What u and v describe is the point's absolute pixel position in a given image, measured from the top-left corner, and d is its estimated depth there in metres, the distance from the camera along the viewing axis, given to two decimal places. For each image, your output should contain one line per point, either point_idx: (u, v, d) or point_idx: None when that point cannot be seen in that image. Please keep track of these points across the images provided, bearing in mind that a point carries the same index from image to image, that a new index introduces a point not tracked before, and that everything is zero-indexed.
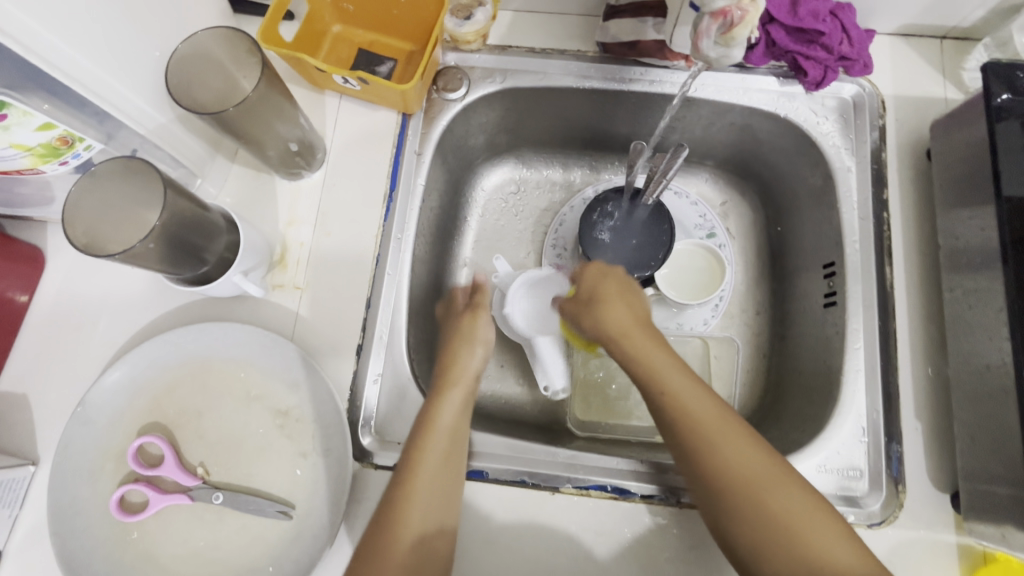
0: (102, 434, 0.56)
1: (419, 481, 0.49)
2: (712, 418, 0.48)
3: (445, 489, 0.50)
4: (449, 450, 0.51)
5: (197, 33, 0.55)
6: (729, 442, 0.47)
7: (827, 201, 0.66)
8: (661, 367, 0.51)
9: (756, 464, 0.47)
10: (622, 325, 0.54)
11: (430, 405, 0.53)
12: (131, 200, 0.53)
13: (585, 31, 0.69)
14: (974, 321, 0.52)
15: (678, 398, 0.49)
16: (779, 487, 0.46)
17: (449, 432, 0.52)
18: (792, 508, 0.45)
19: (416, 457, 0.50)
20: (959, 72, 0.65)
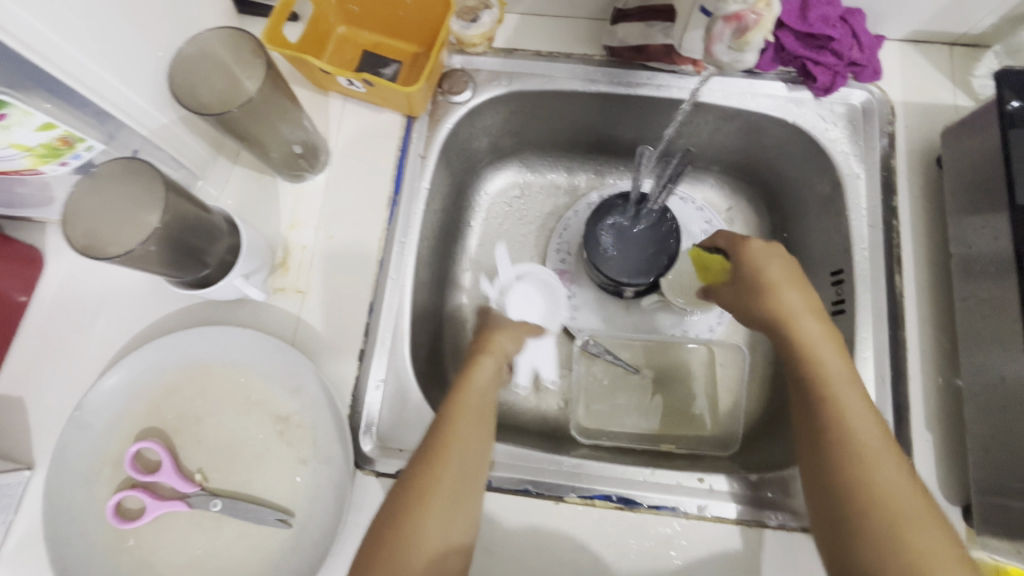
0: (99, 439, 0.55)
1: (446, 458, 0.48)
2: (864, 412, 0.47)
3: (470, 471, 0.49)
4: (476, 432, 0.50)
5: (201, 34, 0.54)
6: (873, 432, 0.46)
7: (835, 208, 0.65)
8: (824, 357, 0.50)
9: (892, 461, 0.45)
10: (795, 308, 0.52)
11: (458, 387, 0.53)
12: (131, 201, 0.53)
13: (591, 34, 0.69)
14: (987, 331, 0.51)
15: (823, 372, 0.49)
16: (903, 486, 0.43)
17: (478, 413, 0.51)
18: (909, 505, 0.43)
19: (442, 431, 0.49)
20: (968, 80, 0.65)
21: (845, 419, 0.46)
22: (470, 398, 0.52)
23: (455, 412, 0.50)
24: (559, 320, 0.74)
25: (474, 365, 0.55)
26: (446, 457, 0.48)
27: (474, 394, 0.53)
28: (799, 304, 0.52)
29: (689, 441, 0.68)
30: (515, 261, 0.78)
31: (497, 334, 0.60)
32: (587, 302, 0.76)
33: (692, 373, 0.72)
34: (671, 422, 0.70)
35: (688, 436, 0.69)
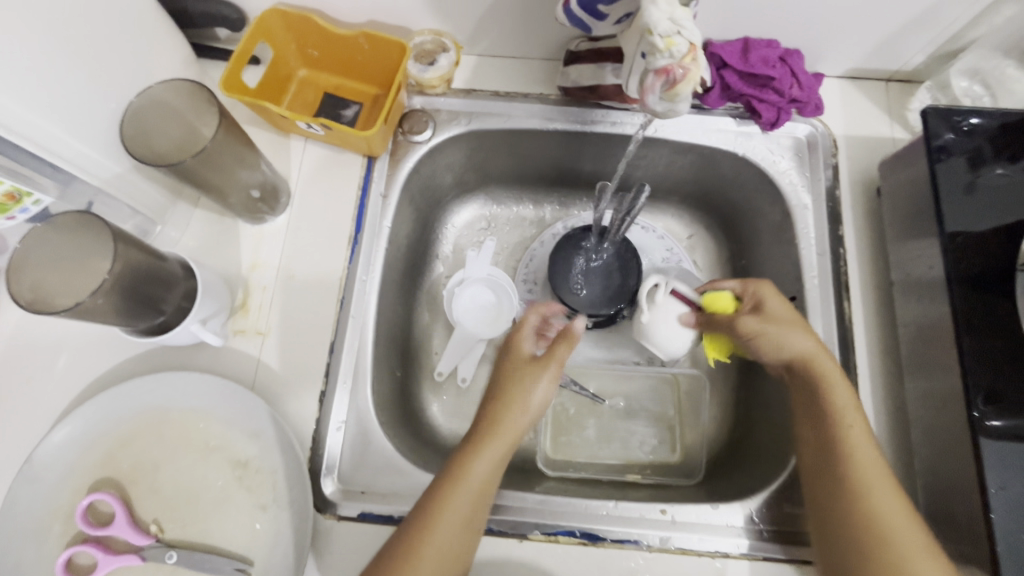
0: (49, 493, 0.54)
1: (434, 533, 0.47)
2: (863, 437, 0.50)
3: (462, 544, 0.49)
4: (475, 505, 0.50)
5: (152, 86, 0.56)
6: (868, 454, 0.50)
7: (786, 237, 0.67)
8: (836, 387, 0.52)
9: (886, 489, 0.48)
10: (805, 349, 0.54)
11: (462, 456, 0.51)
12: (83, 251, 0.52)
13: (547, 74, 0.71)
14: (927, 356, 0.53)
15: (834, 403, 0.52)
16: (890, 504, 0.47)
17: (479, 486, 0.50)
18: (894, 523, 0.47)
19: (439, 509, 0.48)
20: (905, 113, 0.68)
21: (848, 446, 0.50)
22: (473, 470, 0.50)
23: (454, 487, 0.49)
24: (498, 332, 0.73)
25: (491, 439, 0.52)
26: (437, 532, 0.48)
27: (476, 472, 0.50)
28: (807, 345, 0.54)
29: (654, 469, 0.69)
30: (490, 270, 0.74)
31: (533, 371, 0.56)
32: None
33: (657, 400, 0.73)
34: (637, 451, 0.70)
35: (654, 465, 0.70)
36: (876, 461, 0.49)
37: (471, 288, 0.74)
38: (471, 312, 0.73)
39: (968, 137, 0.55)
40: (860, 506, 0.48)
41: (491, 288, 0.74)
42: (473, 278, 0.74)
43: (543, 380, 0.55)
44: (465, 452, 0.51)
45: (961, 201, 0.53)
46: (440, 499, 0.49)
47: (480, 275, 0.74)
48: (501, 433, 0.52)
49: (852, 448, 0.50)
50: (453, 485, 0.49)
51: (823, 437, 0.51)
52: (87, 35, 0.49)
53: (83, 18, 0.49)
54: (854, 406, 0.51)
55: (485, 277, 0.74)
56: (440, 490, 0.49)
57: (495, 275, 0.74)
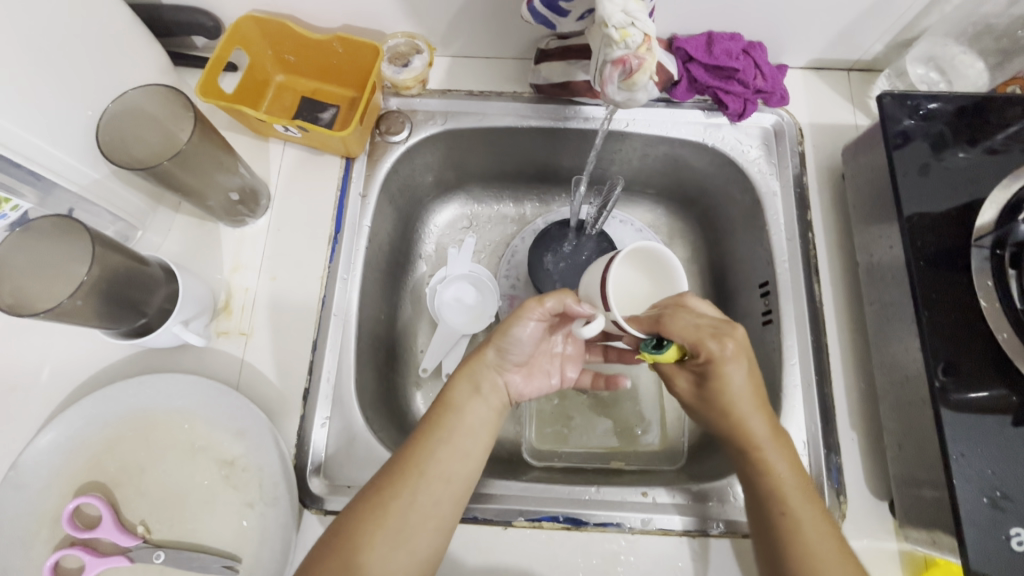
0: (36, 498, 0.54)
1: (429, 456, 0.49)
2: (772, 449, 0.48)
3: (451, 474, 0.49)
4: (467, 434, 0.51)
5: (128, 93, 0.56)
6: (791, 476, 0.48)
7: (757, 223, 0.69)
8: (747, 414, 0.49)
9: (805, 501, 0.46)
10: (737, 385, 0.48)
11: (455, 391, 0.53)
12: (63, 256, 0.53)
13: (520, 73, 0.73)
14: (892, 333, 0.55)
15: (742, 426, 0.49)
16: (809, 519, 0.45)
17: (470, 417, 0.52)
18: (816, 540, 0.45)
19: (431, 432, 0.51)
20: (866, 101, 0.70)
21: (767, 467, 0.48)
22: (465, 401, 0.53)
23: (442, 413, 0.52)
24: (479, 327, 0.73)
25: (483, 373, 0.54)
26: (429, 457, 0.49)
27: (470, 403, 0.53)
28: (741, 381, 0.48)
29: (638, 456, 0.70)
30: (472, 267, 0.76)
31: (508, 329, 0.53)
32: None
33: (639, 389, 0.74)
34: (621, 439, 0.72)
35: (638, 452, 0.71)
36: (796, 478, 0.48)
37: (453, 283, 0.75)
38: (454, 307, 0.74)
39: (925, 121, 0.58)
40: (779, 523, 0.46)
41: (473, 284, 0.76)
42: (456, 275, 0.75)
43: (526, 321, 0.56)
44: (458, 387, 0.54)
45: (918, 182, 0.55)
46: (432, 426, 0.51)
47: (463, 272, 0.76)
48: (451, 413, 0.52)
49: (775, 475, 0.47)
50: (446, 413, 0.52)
51: (742, 461, 0.49)
52: (63, 45, 0.51)
53: (58, 28, 0.50)
54: (772, 434, 0.49)
55: (467, 273, 0.76)
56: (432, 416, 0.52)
57: (478, 272, 0.76)
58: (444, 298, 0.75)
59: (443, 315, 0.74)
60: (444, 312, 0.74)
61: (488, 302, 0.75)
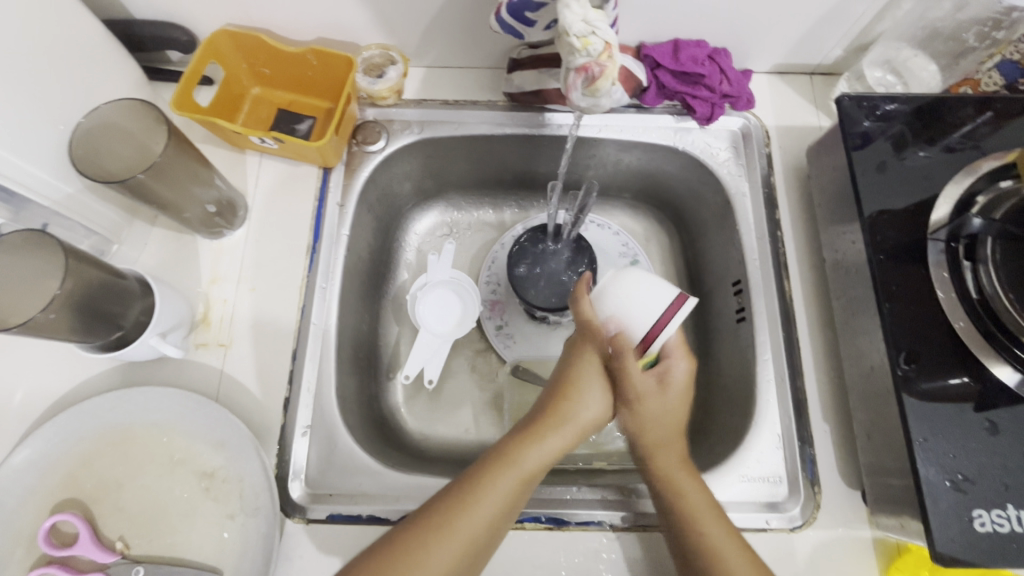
0: (11, 517, 0.54)
1: (477, 514, 0.47)
2: (679, 470, 0.53)
3: (495, 532, 0.48)
4: (520, 494, 0.50)
5: (100, 107, 0.57)
6: (721, 532, 0.50)
7: (728, 224, 0.71)
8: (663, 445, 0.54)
9: (739, 555, 0.49)
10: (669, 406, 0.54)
11: (517, 443, 0.51)
12: (35, 271, 0.53)
13: (495, 82, 0.74)
14: (858, 326, 0.57)
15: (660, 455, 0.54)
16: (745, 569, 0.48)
17: (528, 477, 0.50)
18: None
19: (483, 487, 0.48)
20: (829, 103, 0.73)
21: (698, 520, 0.50)
22: (528, 457, 0.50)
23: (501, 469, 0.49)
24: (462, 331, 0.74)
25: (548, 430, 0.51)
26: (478, 518, 0.47)
27: (532, 460, 0.50)
28: (672, 401, 0.54)
29: (621, 456, 0.71)
30: (455, 273, 0.77)
31: (588, 389, 0.54)
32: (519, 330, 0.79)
33: None
34: (603, 440, 0.72)
35: (620, 452, 0.72)
36: (705, 498, 0.51)
37: (436, 289, 0.76)
38: (438, 313, 0.75)
39: (882, 121, 0.60)
40: (713, 573, 0.48)
41: (454, 290, 0.76)
42: (438, 281, 0.76)
43: (597, 388, 0.54)
44: (519, 439, 0.51)
45: (876, 179, 0.58)
46: (486, 479, 0.49)
47: (446, 278, 0.76)
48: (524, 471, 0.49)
49: (703, 531, 0.50)
50: (504, 469, 0.49)
51: (657, 489, 0.53)
52: (33, 61, 0.51)
53: (30, 46, 0.50)
54: (695, 481, 0.52)
55: (449, 279, 0.76)
56: (489, 469, 0.49)
57: (461, 278, 0.76)
58: (426, 303, 0.75)
59: (425, 320, 0.74)
60: (426, 318, 0.74)
61: (470, 306, 0.76)
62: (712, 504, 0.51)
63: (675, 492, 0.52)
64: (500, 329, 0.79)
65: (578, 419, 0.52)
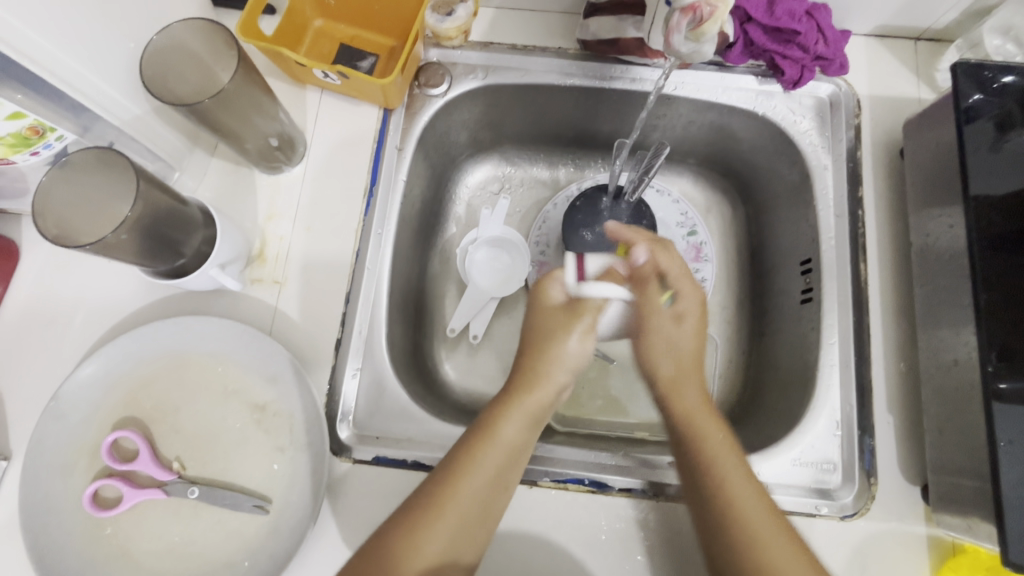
0: (76, 428, 0.56)
1: (467, 485, 0.49)
2: (730, 450, 0.50)
3: (490, 506, 0.50)
4: (506, 463, 0.51)
5: (172, 27, 0.55)
6: (739, 473, 0.50)
7: (803, 198, 0.66)
8: (702, 416, 0.53)
9: (746, 479, 0.49)
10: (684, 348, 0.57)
11: (493, 417, 0.52)
12: (106, 193, 0.54)
13: (566, 28, 0.70)
14: (944, 317, 0.53)
15: (705, 432, 0.52)
16: (757, 511, 0.48)
17: (507, 451, 0.51)
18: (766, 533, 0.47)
19: (468, 456, 0.50)
20: (932, 73, 0.66)
21: (710, 457, 0.50)
22: (502, 428, 0.51)
23: (480, 445, 0.50)
24: (509, 289, 0.73)
25: (517, 398, 0.54)
26: (470, 492, 0.49)
27: (508, 429, 0.51)
28: (688, 343, 0.57)
29: (663, 428, 0.70)
30: (504, 230, 0.74)
31: (551, 346, 0.56)
32: None
33: None
34: (649, 412, 0.71)
35: (662, 425, 0.70)
36: (752, 482, 0.49)
37: (483, 247, 0.74)
38: (485, 270, 0.73)
39: (998, 96, 0.54)
40: (731, 521, 0.47)
41: (502, 244, 0.74)
42: (485, 239, 0.74)
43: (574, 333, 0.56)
44: (493, 412, 0.52)
45: (987, 159, 0.53)
46: (469, 457, 0.50)
47: (493, 236, 0.74)
48: (497, 441, 0.51)
49: (726, 477, 0.49)
50: (484, 445, 0.50)
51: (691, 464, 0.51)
52: None
53: None
54: (721, 426, 0.52)
55: (498, 236, 0.74)
56: (468, 452, 0.50)
57: (510, 236, 0.74)
58: (474, 262, 0.73)
59: (472, 280, 0.73)
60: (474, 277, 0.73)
61: (524, 260, 0.74)
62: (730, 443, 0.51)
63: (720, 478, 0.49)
64: None
65: (545, 384, 0.55)
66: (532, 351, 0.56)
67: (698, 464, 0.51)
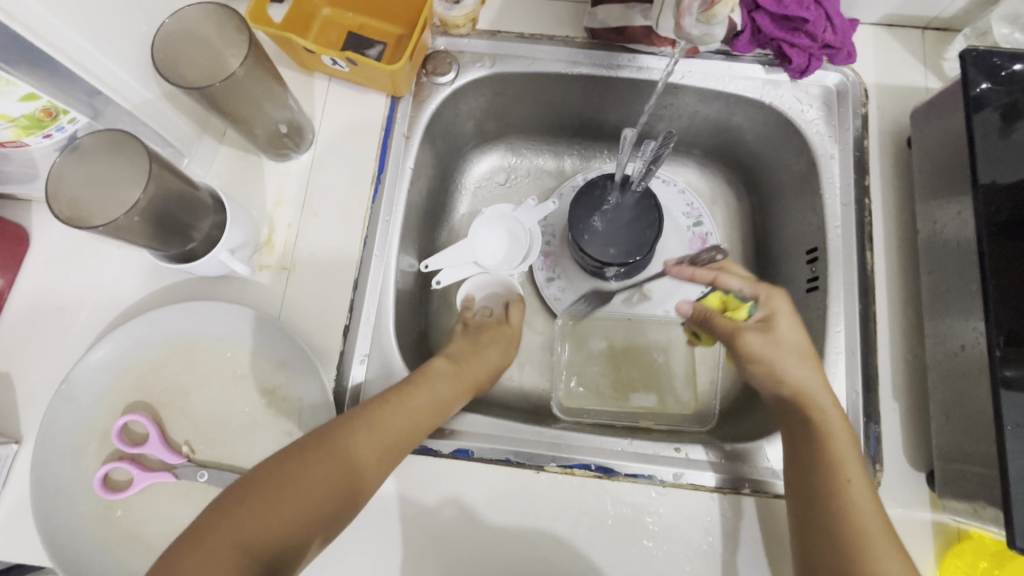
0: (86, 412, 0.56)
1: (388, 415, 0.53)
2: (856, 468, 0.50)
3: (399, 438, 0.52)
4: (422, 404, 0.55)
5: (183, 10, 0.55)
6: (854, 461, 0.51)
7: (810, 188, 0.66)
8: (836, 433, 0.52)
9: (866, 498, 0.49)
10: (812, 385, 0.54)
11: (430, 370, 0.59)
12: (115, 178, 0.54)
13: (574, 17, 0.70)
14: (951, 304, 0.53)
15: (835, 451, 0.51)
16: (866, 500, 0.49)
17: (434, 401, 0.56)
18: (867, 519, 0.48)
19: (397, 398, 0.54)
20: (939, 63, 0.66)
21: (841, 466, 0.50)
22: (436, 381, 0.58)
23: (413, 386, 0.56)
24: (513, 271, 0.71)
25: (456, 365, 0.62)
26: (391, 423, 0.52)
27: (438, 382, 0.58)
28: (814, 380, 0.55)
29: (668, 416, 0.70)
30: (516, 210, 0.72)
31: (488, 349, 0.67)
32: (573, 282, 0.77)
33: (670, 354, 0.73)
34: (654, 400, 0.71)
35: (667, 412, 0.70)
36: (868, 497, 0.49)
37: (489, 224, 0.72)
38: (490, 249, 0.72)
39: (1007, 84, 0.54)
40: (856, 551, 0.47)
41: (507, 226, 0.73)
42: (492, 217, 0.72)
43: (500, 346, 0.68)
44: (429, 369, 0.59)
45: (996, 146, 0.53)
46: (395, 397, 0.54)
47: (501, 214, 0.72)
48: (424, 390, 0.56)
49: (852, 493, 0.49)
50: (414, 389, 0.56)
51: (823, 490, 0.50)
52: None
53: None
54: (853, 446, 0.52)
55: (507, 216, 0.72)
56: (396, 391, 0.55)
57: (520, 217, 0.72)
58: (478, 238, 0.72)
59: (474, 255, 0.71)
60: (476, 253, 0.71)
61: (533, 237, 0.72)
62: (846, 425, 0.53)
63: (851, 505, 0.49)
64: (551, 281, 0.77)
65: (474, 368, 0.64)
66: (461, 342, 0.67)
67: (830, 491, 0.50)
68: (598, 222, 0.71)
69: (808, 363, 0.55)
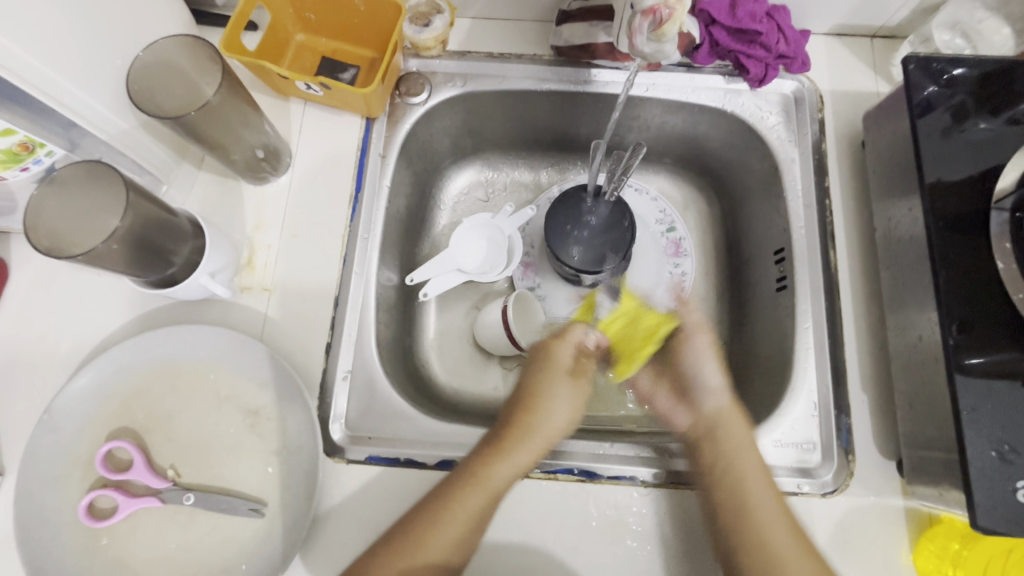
0: (69, 440, 0.56)
1: (439, 533, 0.51)
2: (763, 497, 0.53)
3: (478, 529, 0.53)
4: (496, 503, 0.54)
5: (157, 42, 0.57)
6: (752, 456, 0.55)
7: (774, 191, 0.69)
8: (748, 473, 0.54)
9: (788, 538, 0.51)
10: (722, 408, 0.59)
11: (482, 463, 0.54)
12: (94, 207, 0.55)
13: (540, 35, 0.73)
14: (909, 297, 0.56)
15: (742, 484, 0.54)
16: (768, 507, 0.53)
17: (491, 495, 0.53)
18: (764, 510, 0.52)
19: (447, 507, 0.52)
20: (888, 68, 0.70)
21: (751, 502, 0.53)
22: (495, 480, 0.53)
23: (467, 489, 0.53)
24: (494, 277, 0.72)
25: (507, 446, 0.55)
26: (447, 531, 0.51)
27: (497, 477, 0.54)
28: (731, 414, 0.58)
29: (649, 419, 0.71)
30: (495, 216, 0.74)
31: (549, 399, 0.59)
32: (553, 290, 0.79)
33: None
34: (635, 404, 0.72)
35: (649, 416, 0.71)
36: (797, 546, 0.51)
37: (468, 231, 0.73)
38: (475, 254, 0.73)
39: (948, 87, 0.57)
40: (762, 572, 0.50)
41: (487, 234, 0.74)
42: (472, 224, 0.73)
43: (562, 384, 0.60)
44: (482, 458, 0.55)
45: (941, 146, 0.56)
46: (441, 514, 0.52)
47: (480, 221, 0.74)
48: (484, 489, 0.53)
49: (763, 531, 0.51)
50: (468, 491, 0.53)
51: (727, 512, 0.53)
52: None
53: None
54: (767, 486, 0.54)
55: (487, 223, 0.73)
56: (445, 503, 0.52)
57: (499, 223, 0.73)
58: (457, 245, 0.73)
59: (457, 263, 0.72)
60: (458, 261, 0.72)
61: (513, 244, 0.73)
62: (745, 427, 0.58)
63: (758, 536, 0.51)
64: (532, 290, 0.79)
65: (542, 431, 0.57)
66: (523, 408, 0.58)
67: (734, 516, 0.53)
68: (574, 231, 0.72)
69: (721, 370, 0.62)
